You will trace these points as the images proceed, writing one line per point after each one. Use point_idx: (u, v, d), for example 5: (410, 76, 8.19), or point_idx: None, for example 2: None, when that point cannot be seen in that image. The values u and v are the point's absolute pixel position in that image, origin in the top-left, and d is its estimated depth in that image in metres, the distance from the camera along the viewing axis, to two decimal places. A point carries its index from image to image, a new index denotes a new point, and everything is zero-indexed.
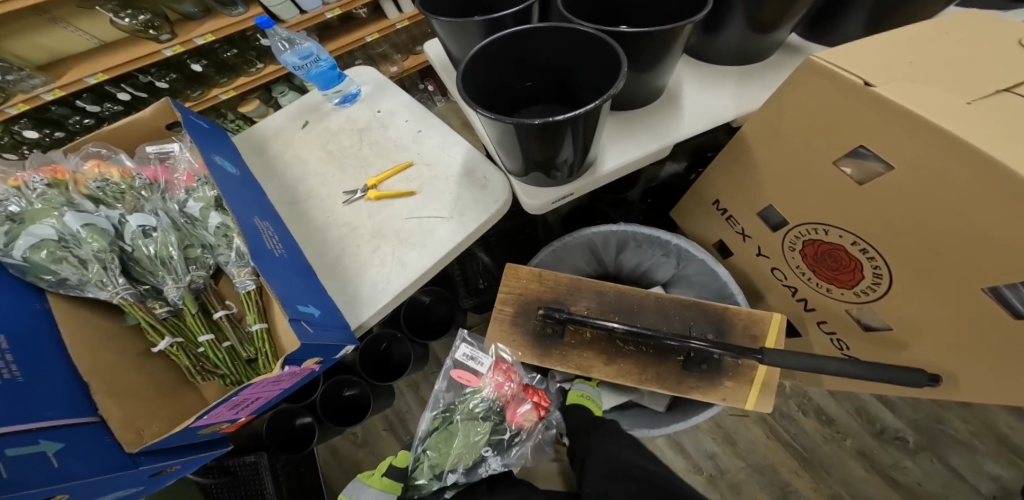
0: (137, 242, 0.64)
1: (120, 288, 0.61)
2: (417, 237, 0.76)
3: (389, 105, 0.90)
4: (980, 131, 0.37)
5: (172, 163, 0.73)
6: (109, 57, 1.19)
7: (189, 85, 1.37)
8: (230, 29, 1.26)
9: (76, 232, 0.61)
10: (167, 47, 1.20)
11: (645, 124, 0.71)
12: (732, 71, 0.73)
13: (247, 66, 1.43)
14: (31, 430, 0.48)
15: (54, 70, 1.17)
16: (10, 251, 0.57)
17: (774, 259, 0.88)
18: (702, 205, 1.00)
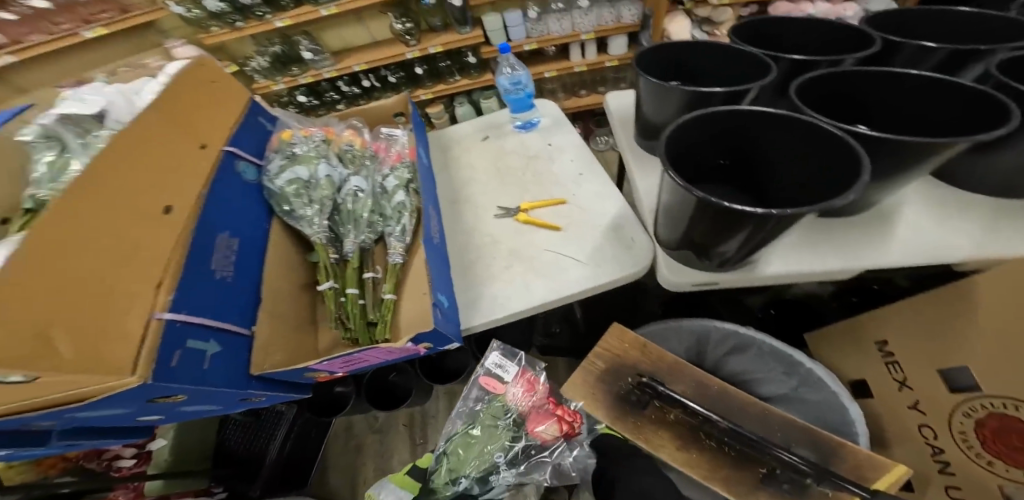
0: (345, 198, 0.78)
1: (320, 229, 0.74)
2: (549, 269, 0.77)
3: (559, 142, 0.96)
4: None
5: (392, 144, 0.86)
6: (373, 53, 1.51)
7: (407, 84, 1.67)
8: (453, 45, 1.50)
9: (313, 179, 0.76)
10: (410, 52, 1.48)
11: (837, 237, 0.64)
12: (986, 202, 0.64)
13: (450, 77, 1.67)
14: (211, 327, 0.54)
15: (340, 57, 1.53)
16: (274, 179, 0.75)
17: (933, 418, 0.66)
18: (858, 337, 0.83)
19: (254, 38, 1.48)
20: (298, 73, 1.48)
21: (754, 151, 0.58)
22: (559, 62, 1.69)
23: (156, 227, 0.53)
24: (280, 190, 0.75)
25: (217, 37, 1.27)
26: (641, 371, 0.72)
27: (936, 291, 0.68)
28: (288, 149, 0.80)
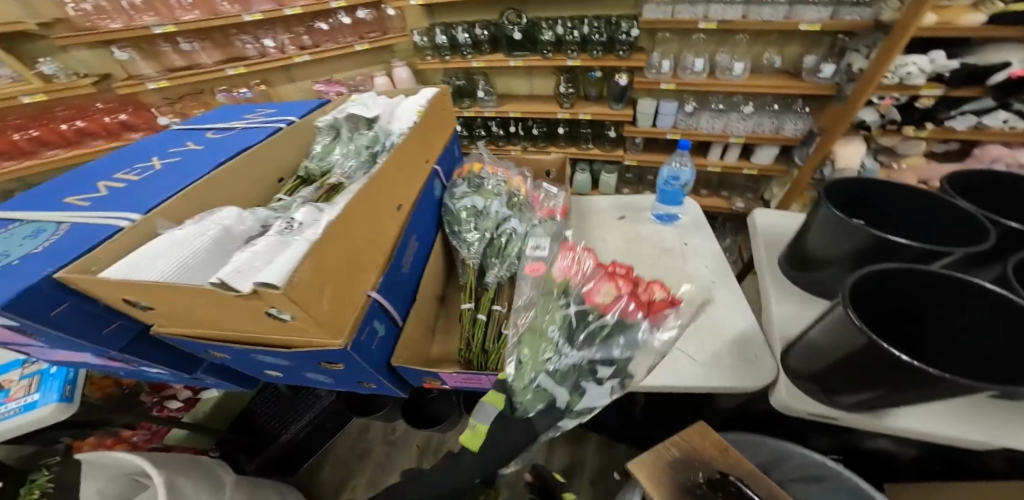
0: (501, 237, 0.88)
1: (472, 254, 0.87)
2: (660, 357, 0.74)
3: (696, 243, 0.99)
4: None
5: (550, 197, 0.97)
6: (527, 104, 1.74)
7: (545, 138, 1.83)
8: (604, 118, 1.60)
9: (485, 210, 0.90)
10: (562, 113, 1.64)
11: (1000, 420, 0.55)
12: None
13: (584, 142, 1.82)
14: (387, 312, 0.65)
15: (502, 100, 1.79)
16: (455, 201, 0.92)
17: None
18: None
19: (445, 72, 1.78)
20: (466, 106, 1.75)
21: (939, 316, 0.53)
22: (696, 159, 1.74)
23: (391, 218, 0.67)
24: (456, 212, 0.91)
25: (428, 63, 1.51)
26: (723, 471, 0.57)
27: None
28: (475, 180, 0.95)
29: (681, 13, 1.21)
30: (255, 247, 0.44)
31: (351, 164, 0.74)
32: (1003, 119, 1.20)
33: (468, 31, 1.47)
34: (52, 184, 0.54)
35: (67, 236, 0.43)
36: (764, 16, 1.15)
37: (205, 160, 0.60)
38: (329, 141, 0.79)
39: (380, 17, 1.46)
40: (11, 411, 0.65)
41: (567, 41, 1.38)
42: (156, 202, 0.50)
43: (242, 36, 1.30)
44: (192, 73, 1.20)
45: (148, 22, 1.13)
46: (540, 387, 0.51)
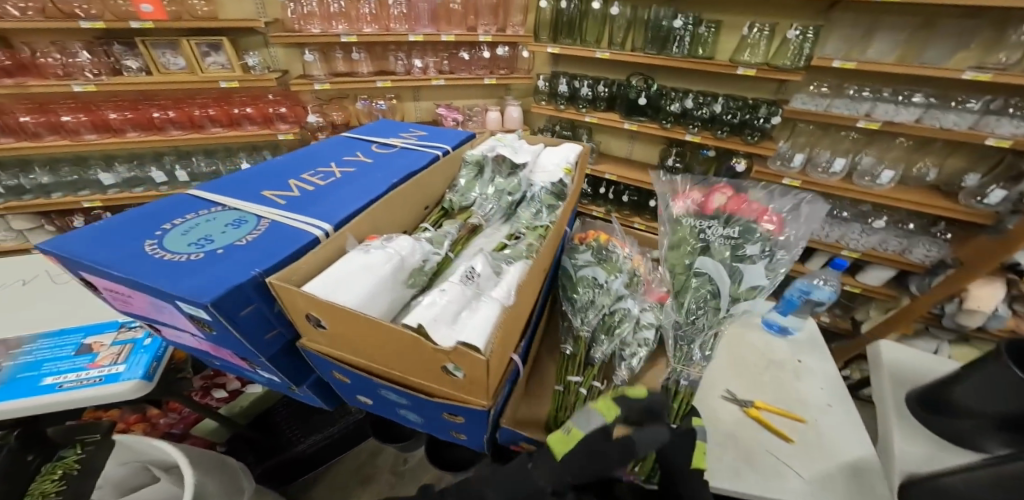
0: (615, 313, 0.70)
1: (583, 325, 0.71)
2: (766, 469, 0.68)
3: (813, 364, 0.89)
4: None
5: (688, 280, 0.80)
6: (625, 168, 1.74)
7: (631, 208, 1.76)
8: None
9: (605, 285, 0.72)
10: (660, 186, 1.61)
11: None
12: None
13: None
14: (518, 370, 0.57)
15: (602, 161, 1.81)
16: (575, 259, 0.79)
17: None
18: None
19: (549, 119, 1.79)
20: None
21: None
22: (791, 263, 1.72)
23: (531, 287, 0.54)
24: (575, 276, 0.76)
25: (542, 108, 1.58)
26: None
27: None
28: (600, 250, 0.79)
29: (838, 110, 1.18)
30: (443, 293, 0.42)
31: (492, 205, 0.69)
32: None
33: (592, 86, 1.49)
34: (251, 175, 0.57)
35: (271, 233, 0.44)
36: (947, 123, 1.07)
37: (384, 175, 0.61)
38: (474, 176, 0.74)
39: (515, 56, 1.53)
40: (90, 380, 0.58)
41: (693, 116, 1.36)
42: (346, 214, 0.50)
43: (399, 54, 1.40)
44: (349, 82, 1.29)
45: (338, 29, 1.25)
46: (705, 273, 0.63)
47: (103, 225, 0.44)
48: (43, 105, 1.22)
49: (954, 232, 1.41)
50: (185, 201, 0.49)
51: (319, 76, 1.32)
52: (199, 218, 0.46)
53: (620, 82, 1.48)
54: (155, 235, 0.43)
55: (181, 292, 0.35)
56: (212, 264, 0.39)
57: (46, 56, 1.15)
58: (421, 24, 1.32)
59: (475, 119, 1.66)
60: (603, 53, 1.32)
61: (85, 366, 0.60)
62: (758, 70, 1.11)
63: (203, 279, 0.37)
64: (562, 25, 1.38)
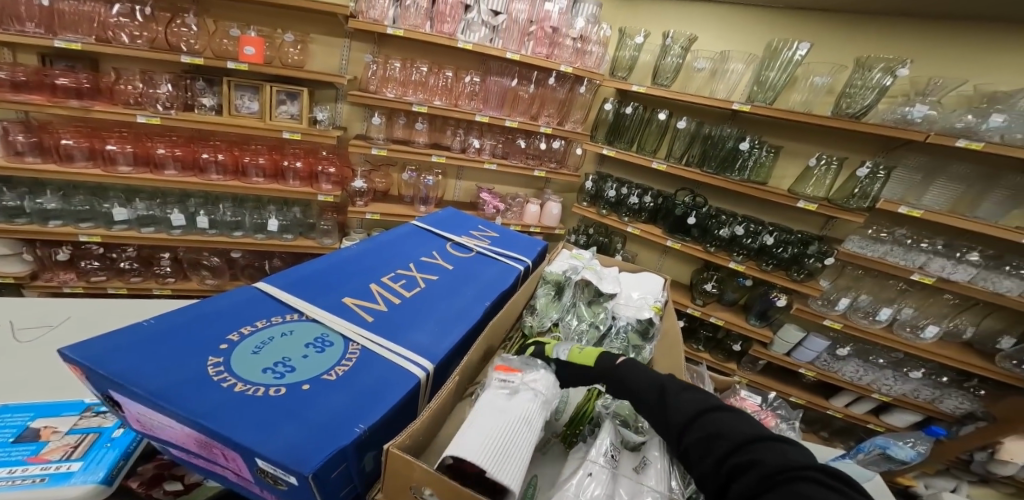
0: None
1: None
2: None
3: None
4: None
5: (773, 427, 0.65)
6: None
7: None
8: (736, 328, 1.49)
9: None
10: (692, 307, 1.55)
11: None
12: None
13: (697, 342, 1.69)
14: None
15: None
16: None
17: None
18: None
19: (583, 219, 1.80)
20: None
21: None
22: (815, 396, 1.56)
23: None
24: None
25: (583, 208, 1.59)
26: None
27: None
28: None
29: (894, 257, 1.18)
30: (594, 479, 0.35)
31: (580, 339, 0.63)
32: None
33: (640, 196, 1.47)
34: (321, 272, 0.55)
35: (362, 367, 0.40)
36: (1001, 287, 1.08)
37: (470, 292, 0.59)
38: (553, 296, 0.68)
39: (565, 152, 1.54)
40: (29, 480, 0.40)
41: (744, 243, 1.33)
42: (442, 352, 0.45)
43: (459, 131, 1.40)
44: (405, 151, 1.27)
45: (414, 97, 1.26)
46: None
47: (154, 326, 0.39)
48: (93, 130, 1.17)
49: (987, 387, 1.29)
50: (250, 301, 0.46)
51: (379, 140, 1.32)
52: (271, 327, 0.43)
53: (665, 196, 1.48)
54: (222, 350, 0.38)
55: (273, 445, 0.29)
56: (303, 405, 0.34)
57: (128, 83, 1.12)
58: (489, 105, 1.36)
59: (514, 210, 1.61)
60: (659, 165, 1.33)
61: (25, 459, 0.43)
62: (820, 205, 1.17)
63: (299, 429, 0.31)
64: (621, 127, 1.42)
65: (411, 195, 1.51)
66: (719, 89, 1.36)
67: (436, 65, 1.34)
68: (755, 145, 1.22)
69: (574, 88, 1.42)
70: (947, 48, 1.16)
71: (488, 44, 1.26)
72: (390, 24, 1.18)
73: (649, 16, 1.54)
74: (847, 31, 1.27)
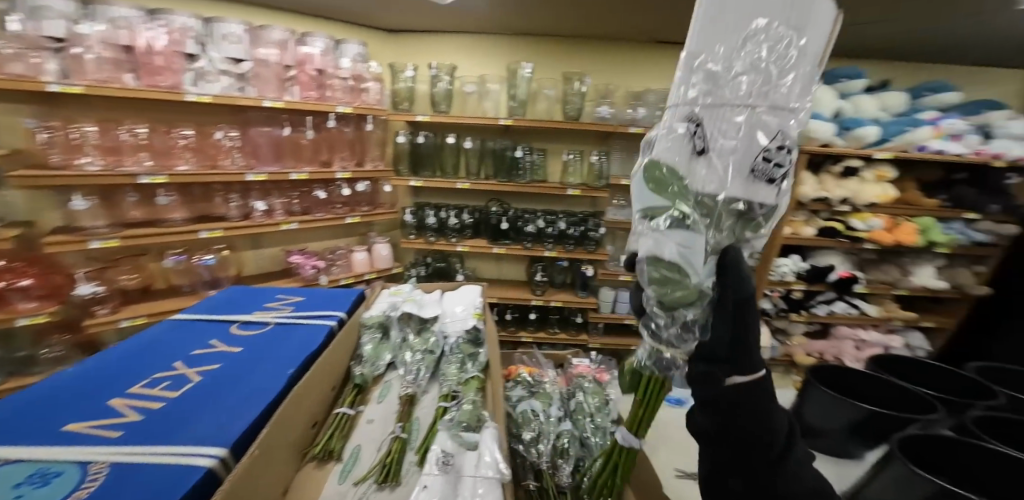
0: (563, 438, 0.69)
1: (543, 455, 0.66)
2: None
3: None
4: None
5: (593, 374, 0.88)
6: (500, 289, 1.85)
7: (515, 323, 1.89)
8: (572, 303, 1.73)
9: (544, 414, 0.72)
10: (534, 299, 1.73)
11: None
12: None
13: (552, 327, 1.89)
14: None
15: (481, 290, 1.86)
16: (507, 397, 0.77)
17: None
18: None
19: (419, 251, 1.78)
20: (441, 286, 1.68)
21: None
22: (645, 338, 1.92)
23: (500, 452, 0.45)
24: (512, 413, 0.73)
25: (411, 242, 1.53)
26: None
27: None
28: (528, 382, 0.81)
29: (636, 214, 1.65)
30: (428, 491, 0.36)
31: (418, 367, 0.60)
32: (844, 307, 1.69)
33: (457, 216, 1.56)
34: (17, 408, 0.37)
35: (119, 484, 0.28)
36: None
37: (274, 359, 0.50)
38: (380, 339, 0.64)
39: (375, 190, 1.48)
40: None
41: (548, 233, 1.57)
42: (243, 431, 0.36)
43: (230, 194, 1.21)
44: (155, 233, 1.01)
45: (141, 164, 1.01)
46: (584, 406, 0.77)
47: None
48: None
49: None
50: None
51: (101, 227, 1.00)
52: None
53: (479, 210, 1.61)
54: None
55: None
56: None
57: None
58: (262, 160, 1.20)
59: (338, 264, 1.45)
60: (463, 183, 1.42)
61: None
62: (582, 189, 1.49)
63: None
64: (419, 156, 1.46)
65: (190, 283, 1.22)
66: (487, 107, 1.54)
67: (156, 124, 1.11)
68: (526, 152, 1.46)
69: (360, 126, 1.40)
70: (624, 63, 1.61)
71: (236, 93, 1.11)
72: (53, 79, 0.91)
73: (411, 51, 1.62)
74: (564, 53, 1.60)
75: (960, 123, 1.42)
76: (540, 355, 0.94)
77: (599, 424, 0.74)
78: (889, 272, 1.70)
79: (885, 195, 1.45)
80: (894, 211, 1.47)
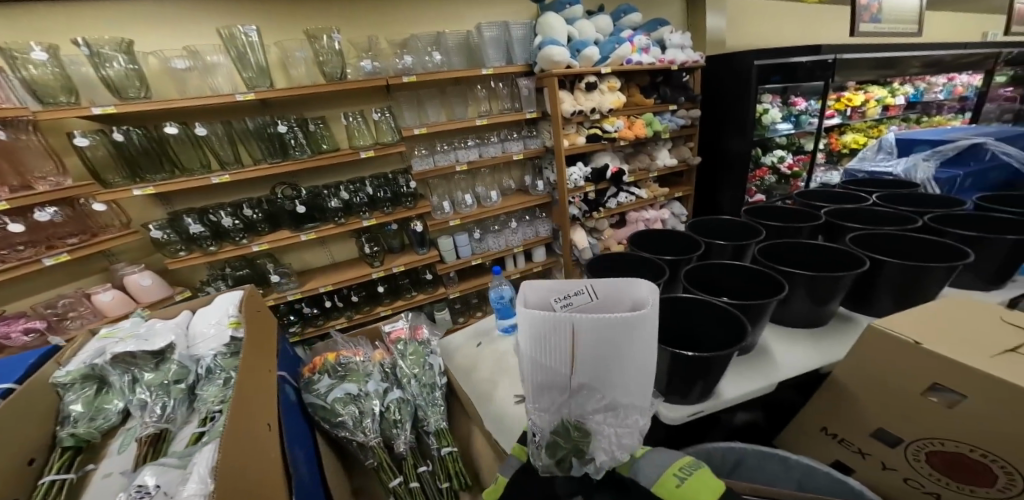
0: (389, 408, 0.73)
1: (371, 435, 0.69)
2: None
3: None
4: (978, 358, 0.54)
5: (410, 329, 0.90)
6: (330, 273, 1.65)
7: (366, 302, 1.81)
8: (415, 263, 1.73)
9: (362, 392, 0.73)
10: (375, 271, 1.64)
11: (750, 368, 0.84)
12: (804, 331, 0.94)
13: (407, 292, 1.88)
14: None
15: (303, 278, 1.61)
16: (318, 392, 0.72)
17: (897, 467, 0.67)
18: (803, 438, 0.81)
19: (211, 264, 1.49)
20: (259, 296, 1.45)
21: (686, 326, 0.82)
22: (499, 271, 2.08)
23: (265, 447, 0.47)
24: (327, 405, 0.71)
25: (182, 260, 1.23)
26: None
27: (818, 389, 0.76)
28: (337, 368, 0.75)
29: (441, 161, 1.65)
30: None
31: (163, 401, 0.54)
32: (626, 196, 2.15)
33: (235, 214, 1.30)
34: None
35: None
36: (490, 153, 1.75)
37: None
38: (101, 391, 0.57)
39: (80, 214, 1.14)
40: None
41: (356, 204, 1.49)
42: None
43: None
44: None
45: None
46: (410, 370, 0.80)
47: None
48: None
49: (545, 209, 2.13)
50: None
51: None
52: None
53: (268, 199, 1.38)
54: None
55: None
56: None
57: None
58: None
59: (74, 318, 1.12)
60: (221, 177, 1.18)
61: None
62: (376, 150, 1.40)
63: None
64: (132, 156, 1.13)
65: None
66: (220, 84, 1.27)
67: None
68: (291, 124, 1.28)
69: None
70: (375, 9, 1.51)
71: None
72: None
73: (62, 19, 1.18)
74: (296, 5, 1.40)
75: (644, 39, 1.90)
76: (348, 335, 0.89)
77: (422, 376, 0.80)
78: (643, 160, 2.20)
79: (616, 101, 1.90)
80: (627, 113, 2.00)
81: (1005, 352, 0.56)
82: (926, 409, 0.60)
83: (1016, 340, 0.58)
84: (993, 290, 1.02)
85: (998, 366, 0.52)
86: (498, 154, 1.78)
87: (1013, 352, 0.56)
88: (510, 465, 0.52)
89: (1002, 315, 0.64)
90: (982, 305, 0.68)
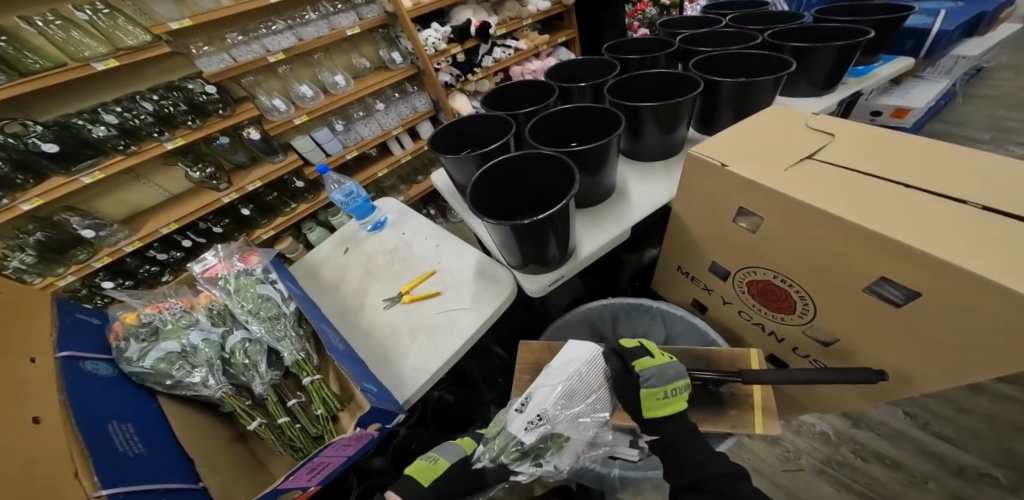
0: (234, 352, 0.70)
1: (219, 385, 0.67)
2: (444, 325, 0.75)
3: (412, 227, 0.96)
4: (762, 169, 0.63)
5: (230, 260, 0.82)
6: (170, 210, 1.42)
7: (236, 229, 1.61)
8: (271, 175, 1.53)
9: (193, 348, 0.69)
10: (225, 194, 1.44)
11: (605, 213, 0.87)
12: (661, 163, 0.97)
13: (283, 206, 1.70)
14: (153, 490, 0.50)
15: (134, 224, 1.38)
16: (139, 362, 0.66)
17: (734, 301, 0.87)
18: (670, 282, 1.03)
19: None
20: (87, 256, 1.25)
21: (538, 184, 0.79)
22: (387, 159, 1.90)
23: (29, 440, 0.46)
24: (151, 369, 0.65)
25: None
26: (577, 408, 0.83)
27: (668, 230, 0.90)
28: (142, 329, 0.71)
29: (242, 56, 1.34)
30: None
31: None
32: (502, 50, 1.91)
33: None
34: None
35: None
36: (313, 33, 1.44)
37: None
38: None
39: None
40: None
41: (137, 125, 1.24)
42: None
43: None
44: None
45: None
46: (245, 312, 0.74)
47: None
48: None
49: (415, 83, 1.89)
50: None
51: None
52: None
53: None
54: None
55: None
56: None
57: None
58: None
59: None
60: None
61: None
62: (117, 58, 1.08)
63: None
64: None
65: None
66: None
67: None
68: None
69: None
70: None
71: None
72: None
73: None
74: None
75: None
76: (155, 289, 0.81)
77: (256, 311, 0.74)
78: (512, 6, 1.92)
79: None
80: None
81: (800, 160, 0.64)
82: (740, 231, 0.71)
83: (800, 149, 0.67)
84: (824, 94, 1.10)
85: (771, 174, 0.62)
86: (326, 32, 1.46)
87: (808, 160, 0.64)
88: (452, 453, 0.68)
89: (806, 124, 0.72)
90: (790, 116, 0.76)
